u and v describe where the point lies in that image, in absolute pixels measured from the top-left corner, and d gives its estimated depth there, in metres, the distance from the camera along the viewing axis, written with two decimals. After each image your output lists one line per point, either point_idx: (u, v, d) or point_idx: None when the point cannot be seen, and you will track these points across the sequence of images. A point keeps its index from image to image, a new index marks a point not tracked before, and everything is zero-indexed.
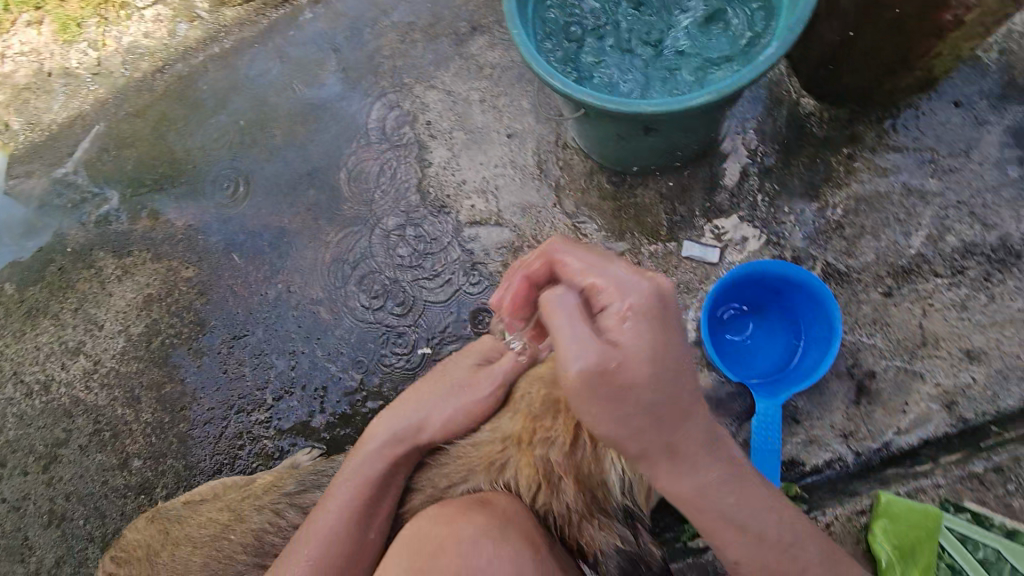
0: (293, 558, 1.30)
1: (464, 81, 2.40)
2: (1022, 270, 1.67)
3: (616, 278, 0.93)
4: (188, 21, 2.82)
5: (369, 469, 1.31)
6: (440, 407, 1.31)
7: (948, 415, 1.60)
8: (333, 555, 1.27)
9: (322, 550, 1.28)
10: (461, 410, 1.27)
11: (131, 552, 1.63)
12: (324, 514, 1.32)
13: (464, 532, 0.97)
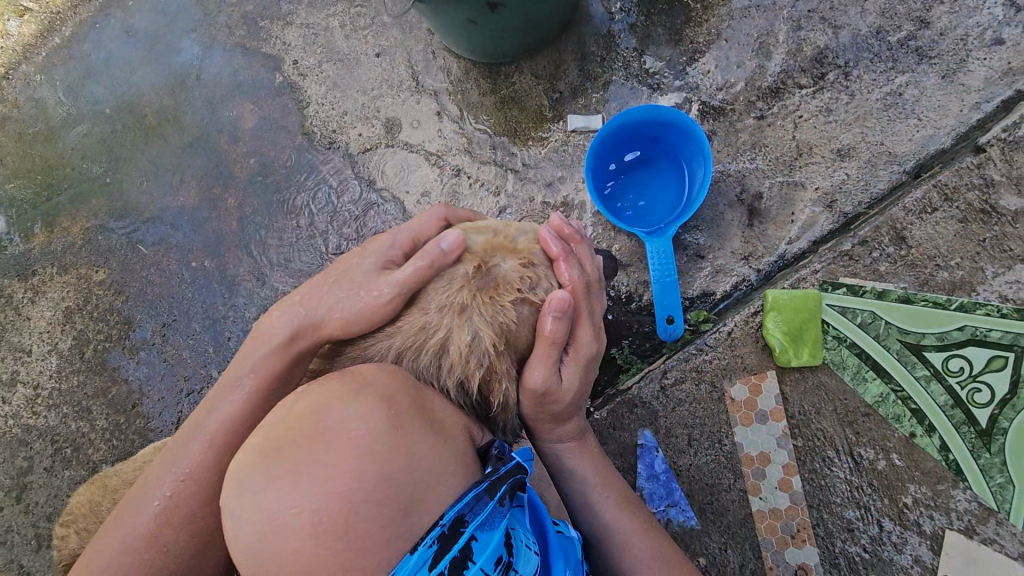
0: (190, 442, 1.27)
1: (320, 10, 2.32)
2: (875, 62, 1.73)
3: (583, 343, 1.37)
4: (17, 16, 2.59)
5: (265, 364, 1.27)
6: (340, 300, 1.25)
7: (831, 214, 1.69)
8: (235, 440, 1.28)
9: (224, 435, 1.27)
10: (360, 305, 1.22)
11: (75, 513, 1.52)
12: (224, 400, 1.29)
13: (320, 398, 0.94)
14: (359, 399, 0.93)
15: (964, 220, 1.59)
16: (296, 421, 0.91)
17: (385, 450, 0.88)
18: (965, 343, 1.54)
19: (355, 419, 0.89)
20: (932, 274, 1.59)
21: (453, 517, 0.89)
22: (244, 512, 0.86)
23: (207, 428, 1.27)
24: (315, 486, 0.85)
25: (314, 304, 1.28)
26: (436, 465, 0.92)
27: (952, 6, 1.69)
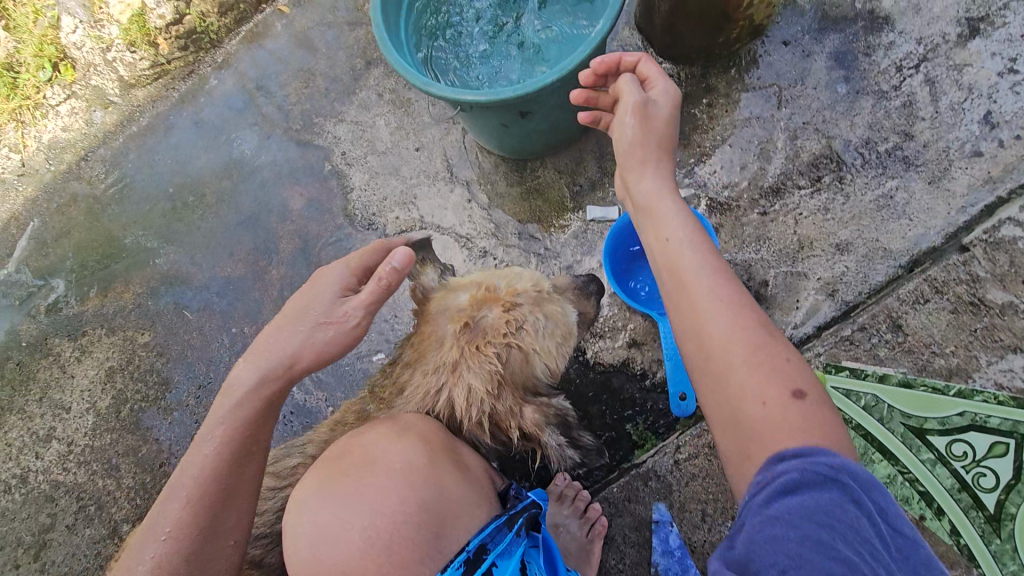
0: (173, 503, 1.38)
1: (369, 110, 2.63)
2: (865, 168, 1.92)
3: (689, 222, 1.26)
4: (103, 108, 2.96)
5: (238, 412, 1.42)
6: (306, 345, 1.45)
7: (833, 302, 1.81)
8: (212, 489, 1.39)
9: (204, 489, 1.38)
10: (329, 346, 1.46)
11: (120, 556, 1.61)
12: (195, 458, 1.40)
13: (371, 440, 1.25)
14: (401, 440, 1.23)
15: (955, 310, 1.70)
16: (349, 457, 1.23)
17: (421, 479, 1.18)
18: (967, 428, 1.61)
19: (395, 452, 1.21)
20: (929, 360, 1.68)
21: (477, 545, 1.12)
22: (306, 528, 1.15)
23: (186, 485, 1.38)
24: (364, 507, 1.13)
25: (282, 347, 1.45)
26: (458, 497, 1.21)
27: (932, 122, 1.89)
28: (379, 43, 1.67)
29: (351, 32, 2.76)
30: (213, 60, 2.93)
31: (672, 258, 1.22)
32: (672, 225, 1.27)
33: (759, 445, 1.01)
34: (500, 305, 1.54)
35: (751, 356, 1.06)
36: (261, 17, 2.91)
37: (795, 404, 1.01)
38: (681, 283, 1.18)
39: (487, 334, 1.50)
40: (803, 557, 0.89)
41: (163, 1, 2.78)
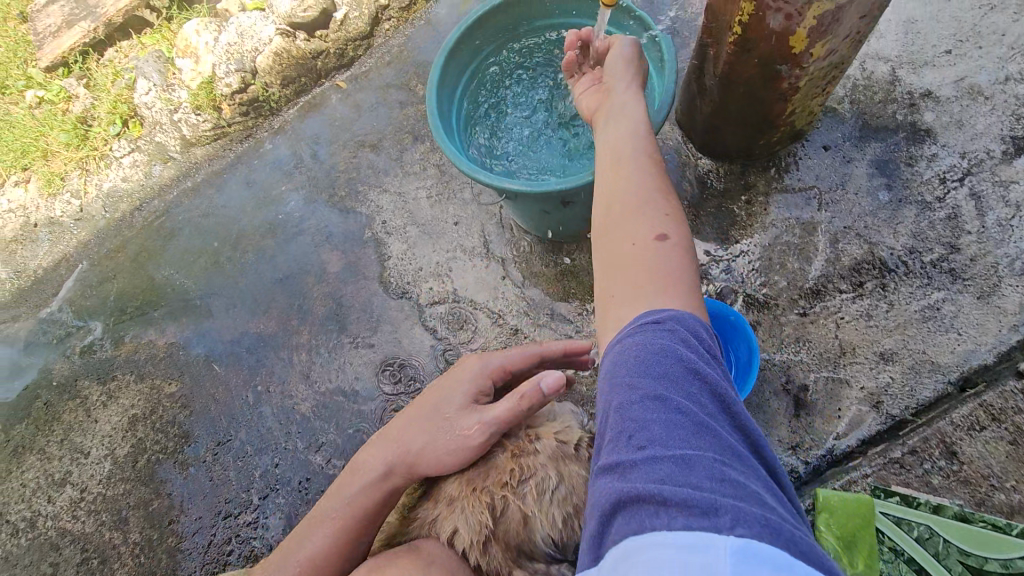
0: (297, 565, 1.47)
1: (412, 182, 2.72)
2: (909, 277, 1.89)
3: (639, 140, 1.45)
4: (162, 162, 3.13)
5: (363, 496, 1.44)
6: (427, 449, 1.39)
7: (878, 414, 1.74)
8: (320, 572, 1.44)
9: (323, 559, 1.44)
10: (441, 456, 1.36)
11: None
12: (314, 535, 1.47)
13: None
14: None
15: (1015, 441, 1.61)
16: None
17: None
18: None
19: None
20: (988, 494, 1.56)
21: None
22: None
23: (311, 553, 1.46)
24: None
25: (402, 447, 1.44)
26: None
27: (979, 237, 1.87)
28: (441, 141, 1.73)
29: (401, 109, 2.92)
30: (270, 125, 3.11)
31: (613, 151, 1.45)
32: (617, 122, 1.53)
33: (628, 270, 1.16)
34: (512, 449, 1.30)
35: (637, 211, 1.25)
36: (319, 89, 3.11)
37: (657, 246, 1.18)
38: (613, 169, 1.40)
39: (493, 478, 1.27)
40: (653, 420, 0.87)
41: (231, 72, 3.00)
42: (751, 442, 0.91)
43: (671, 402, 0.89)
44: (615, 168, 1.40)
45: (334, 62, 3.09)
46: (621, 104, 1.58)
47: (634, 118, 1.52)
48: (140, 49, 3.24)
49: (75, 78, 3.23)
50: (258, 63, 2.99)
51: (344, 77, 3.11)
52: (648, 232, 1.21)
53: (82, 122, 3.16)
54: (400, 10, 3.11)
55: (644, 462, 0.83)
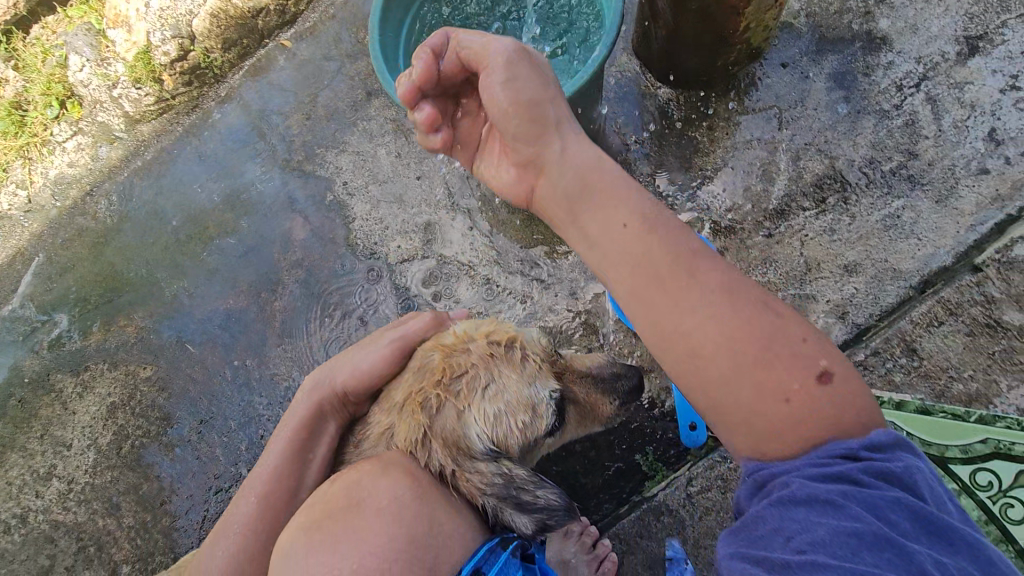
0: (246, 502, 1.45)
1: (370, 139, 2.64)
2: (870, 187, 1.90)
3: (635, 219, 1.20)
4: (108, 143, 2.99)
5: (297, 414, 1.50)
6: (352, 365, 1.49)
7: (844, 324, 1.77)
8: (271, 492, 1.43)
9: (267, 486, 1.44)
10: (360, 371, 1.47)
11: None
12: (264, 462, 1.48)
13: (354, 476, 1.13)
14: (388, 475, 1.12)
15: (971, 333, 1.65)
16: (333, 500, 1.09)
17: (411, 514, 1.05)
18: (991, 456, 1.54)
19: (384, 489, 1.08)
20: (948, 386, 1.63)
21: (470, 571, 1.05)
22: None
23: (257, 486, 1.45)
24: (353, 550, 0.98)
25: (333, 367, 1.55)
26: (453, 530, 1.10)
27: (936, 141, 1.87)
28: (387, 88, 1.67)
29: (352, 65, 2.80)
30: (216, 94, 2.97)
31: (646, 249, 1.16)
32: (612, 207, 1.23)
33: (772, 438, 1.04)
34: (443, 348, 1.37)
35: (762, 355, 1.05)
36: (264, 51, 2.96)
37: (822, 391, 1.03)
38: (685, 308, 1.10)
39: (429, 380, 1.32)
40: (817, 523, 0.93)
41: (168, 38, 2.85)
42: (934, 533, 0.93)
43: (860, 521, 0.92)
44: (647, 283, 1.14)
45: (276, 20, 2.93)
46: (570, 159, 1.30)
47: (588, 175, 1.29)
48: (68, 23, 3.04)
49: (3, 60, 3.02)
50: (195, 27, 2.85)
51: (288, 35, 2.96)
52: (739, 371, 1.05)
53: (17, 108, 2.99)
54: None
55: (804, 567, 0.91)
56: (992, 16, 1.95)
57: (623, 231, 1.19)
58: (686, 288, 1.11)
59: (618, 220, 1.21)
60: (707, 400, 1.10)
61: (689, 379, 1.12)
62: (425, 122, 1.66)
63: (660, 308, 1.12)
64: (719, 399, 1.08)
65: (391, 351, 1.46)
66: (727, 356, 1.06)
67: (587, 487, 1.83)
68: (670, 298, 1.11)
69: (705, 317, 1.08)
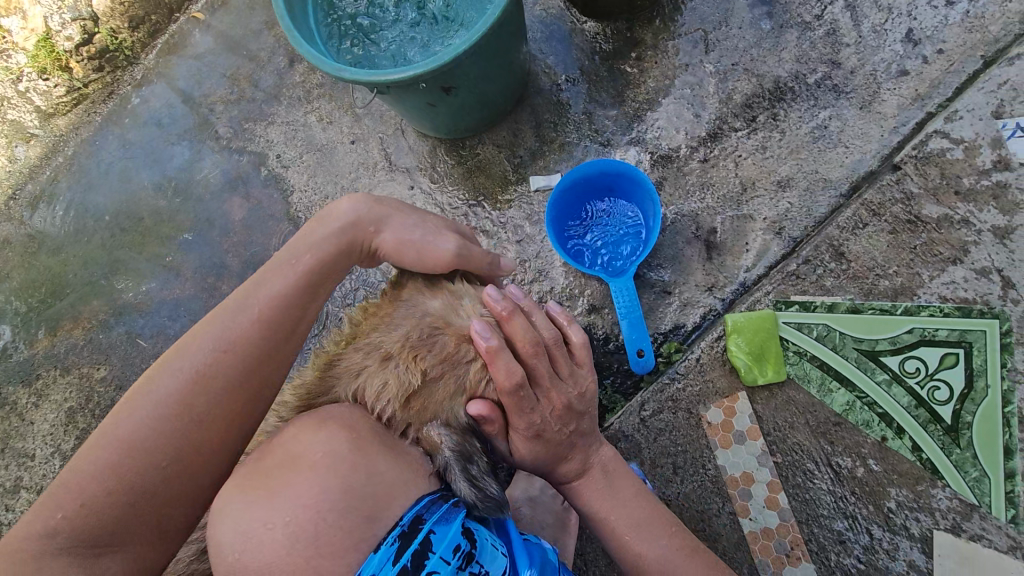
0: (241, 316, 1.21)
1: (299, 108, 2.55)
2: (797, 100, 1.91)
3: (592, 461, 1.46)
4: (24, 142, 2.82)
5: (324, 243, 1.31)
6: (404, 228, 1.36)
7: (781, 239, 1.81)
8: (282, 318, 1.23)
9: (272, 310, 1.23)
10: (407, 242, 1.34)
11: None
12: (272, 282, 1.26)
13: (292, 431, 1.14)
14: (325, 427, 1.12)
15: (893, 230, 1.71)
16: (273, 456, 1.11)
17: (348, 467, 1.06)
18: (916, 344, 1.64)
19: (319, 444, 1.09)
20: (874, 284, 1.70)
21: (411, 518, 1.07)
22: (230, 531, 1.04)
23: (256, 299, 1.23)
24: (287, 503, 1.02)
25: (377, 215, 1.37)
26: (397, 477, 1.11)
27: (857, 47, 1.89)
28: (300, 49, 1.56)
29: (270, 32, 2.67)
30: (131, 77, 2.81)
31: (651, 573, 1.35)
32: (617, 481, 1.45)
33: None
34: (458, 333, 1.23)
35: (692, 548, 1.38)
36: (176, 27, 2.80)
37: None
38: (624, 503, 1.42)
39: (437, 359, 1.21)
40: None
41: (68, 22, 2.67)
42: None
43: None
44: (603, 499, 1.43)
45: None
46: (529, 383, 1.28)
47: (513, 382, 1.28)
48: None
49: None
50: (97, 7, 2.68)
51: (199, 7, 2.79)
52: (663, 537, 1.37)
53: None
54: None
55: None
56: None
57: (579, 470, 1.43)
58: (628, 497, 1.43)
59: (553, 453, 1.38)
60: None
61: (638, 569, 1.37)
62: (347, 79, 1.59)
63: (611, 513, 1.42)
64: None
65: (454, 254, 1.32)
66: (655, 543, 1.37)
67: None
68: (613, 503, 1.42)
69: (642, 518, 1.40)
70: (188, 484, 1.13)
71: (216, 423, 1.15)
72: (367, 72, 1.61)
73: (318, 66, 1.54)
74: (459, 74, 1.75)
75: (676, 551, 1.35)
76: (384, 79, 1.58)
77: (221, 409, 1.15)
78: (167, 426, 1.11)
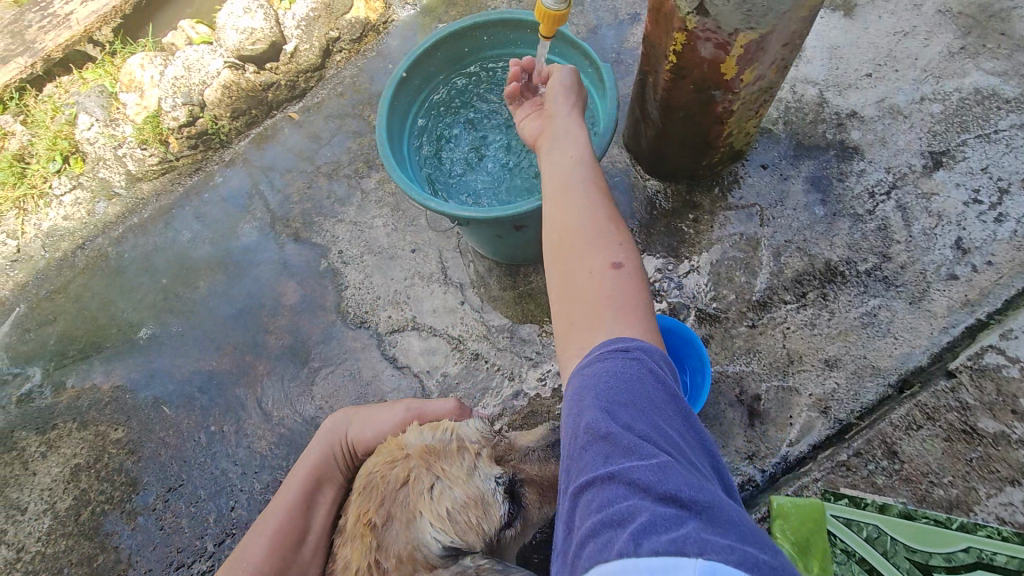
0: (258, 540, 1.42)
1: (369, 210, 2.72)
2: (847, 285, 1.99)
3: (564, 141, 1.52)
4: (107, 199, 3.02)
5: (307, 468, 1.57)
6: (362, 420, 1.66)
7: (826, 419, 1.81)
8: (293, 529, 1.43)
9: (281, 524, 1.43)
10: (374, 418, 1.65)
11: None
12: (275, 509, 1.48)
13: None
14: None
15: (949, 438, 1.68)
16: None
17: None
18: (974, 566, 1.51)
19: None
20: (928, 491, 1.63)
21: None
22: None
23: (268, 525, 1.44)
24: None
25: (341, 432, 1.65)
26: None
27: (908, 246, 1.99)
28: (395, 177, 1.72)
29: (355, 140, 2.92)
30: (220, 158, 3.05)
31: (565, 228, 1.30)
32: (568, 148, 1.49)
33: (593, 307, 1.14)
34: (383, 467, 1.40)
35: (596, 246, 1.23)
36: (271, 121, 3.08)
37: (612, 273, 1.18)
38: (580, 197, 1.35)
39: (377, 503, 1.34)
40: None
41: (179, 105, 2.92)
42: None
43: (652, 412, 0.95)
44: (570, 187, 1.39)
45: (286, 93, 3.08)
46: (567, 133, 1.53)
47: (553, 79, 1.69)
48: (82, 84, 3.16)
49: (11, 114, 3.11)
50: (206, 96, 2.95)
51: (296, 108, 3.10)
52: (586, 214, 1.30)
53: (20, 160, 3.03)
54: (351, 42, 3.13)
55: None
56: (952, 134, 2.11)
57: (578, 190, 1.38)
58: (576, 180, 1.40)
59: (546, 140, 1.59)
60: (562, 271, 1.25)
61: (558, 261, 1.27)
62: (431, 210, 1.72)
63: (568, 190, 1.37)
64: (568, 276, 1.23)
65: (406, 417, 1.64)
66: (584, 249, 1.24)
67: None
68: (565, 184, 1.40)
69: (595, 218, 1.29)
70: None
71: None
72: (450, 206, 1.76)
73: (409, 195, 1.68)
74: (531, 221, 1.90)
75: (597, 242, 1.24)
76: (466, 216, 1.72)
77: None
78: None
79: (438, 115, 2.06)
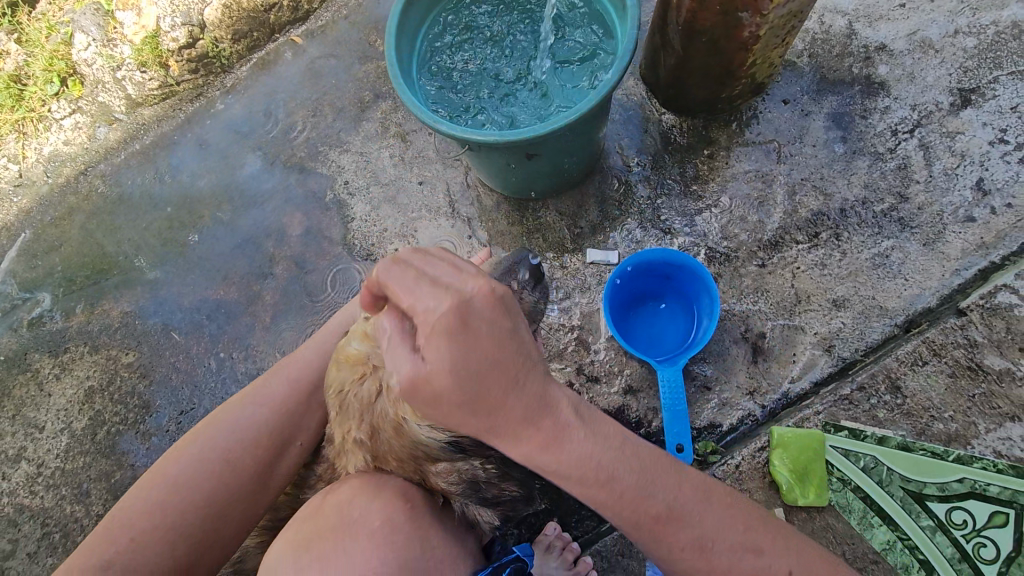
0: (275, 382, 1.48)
1: (375, 142, 2.65)
2: (862, 226, 1.96)
3: (565, 442, 0.99)
4: (108, 124, 2.95)
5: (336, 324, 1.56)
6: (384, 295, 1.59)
7: (830, 357, 1.83)
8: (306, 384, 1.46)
9: (300, 373, 1.48)
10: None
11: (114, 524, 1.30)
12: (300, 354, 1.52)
13: (347, 496, 1.19)
14: (379, 495, 1.18)
15: (953, 374, 1.70)
16: (327, 516, 1.18)
17: (401, 539, 1.15)
18: (966, 496, 1.61)
19: (374, 512, 1.16)
20: (928, 424, 1.68)
21: None
22: None
23: (289, 369, 1.49)
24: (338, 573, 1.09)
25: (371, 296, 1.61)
26: (444, 546, 1.23)
27: (927, 186, 1.95)
28: (405, 98, 1.66)
29: (361, 66, 2.81)
30: (222, 84, 2.95)
31: (684, 563, 1.09)
32: (589, 445, 1.00)
33: None
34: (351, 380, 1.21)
35: (745, 556, 1.07)
36: (274, 45, 2.96)
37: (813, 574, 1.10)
38: (666, 515, 1.05)
39: (356, 419, 1.21)
40: None
41: (178, 25, 2.80)
42: None
43: None
44: (651, 515, 1.05)
45: (288, 15, 2.93)
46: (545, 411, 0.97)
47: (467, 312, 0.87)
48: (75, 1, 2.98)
49: (4, 32, 2.99)
50: (206, 16, 2.81)
51: (299, 32, 2.97)
52: (696, 525, 1.07)
53: (16, 81, 2.93)
54: None
55: None
56: (984, 70, 2.02)
57: (654, 501, 1.05)
58: (651, 497, 1.05)
59: (521, 433, 0.97)
60: None
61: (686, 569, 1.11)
62: (443, 134, 1.68)
63: (653, 518, 1.05)
64: None
65: None
66: (733, 558, 1.07)
67: (572, 502, 1.92)
68: (637, 502, 1.04)
69: (705, 515, 1.07)
70: (215, 525, 1.33)
71: (247, 472, 1.38)
72: (461, 130, 1.71)
73: (420, 117, 1.63)
74: (544, 149, 1.86)
75: (723, 537, 1.07)
76: (479, 140, 1.68)
77: (249, 466, 1.38)
78: (224, 466, 1.37)
79: (448, 35, 1.97)
